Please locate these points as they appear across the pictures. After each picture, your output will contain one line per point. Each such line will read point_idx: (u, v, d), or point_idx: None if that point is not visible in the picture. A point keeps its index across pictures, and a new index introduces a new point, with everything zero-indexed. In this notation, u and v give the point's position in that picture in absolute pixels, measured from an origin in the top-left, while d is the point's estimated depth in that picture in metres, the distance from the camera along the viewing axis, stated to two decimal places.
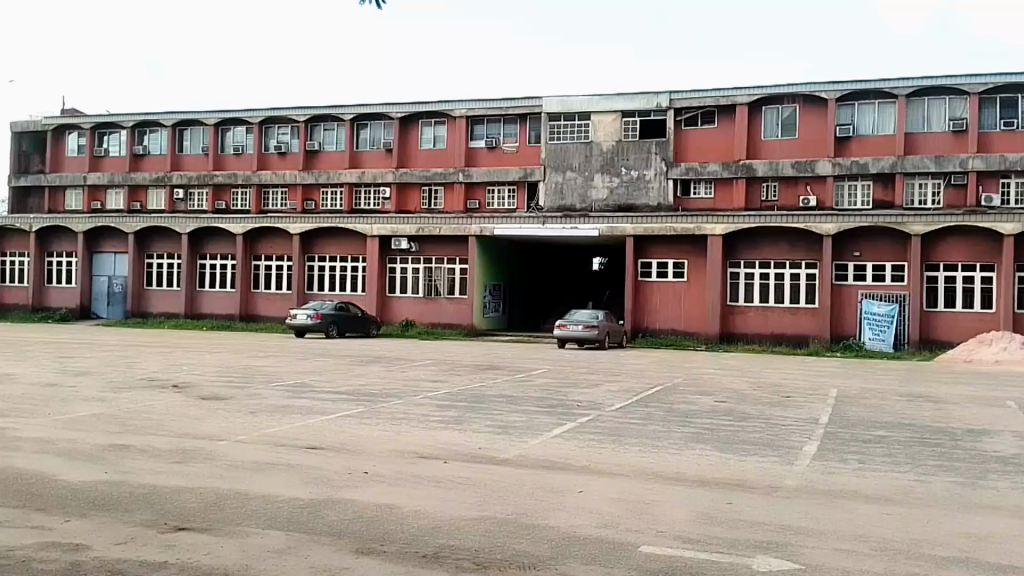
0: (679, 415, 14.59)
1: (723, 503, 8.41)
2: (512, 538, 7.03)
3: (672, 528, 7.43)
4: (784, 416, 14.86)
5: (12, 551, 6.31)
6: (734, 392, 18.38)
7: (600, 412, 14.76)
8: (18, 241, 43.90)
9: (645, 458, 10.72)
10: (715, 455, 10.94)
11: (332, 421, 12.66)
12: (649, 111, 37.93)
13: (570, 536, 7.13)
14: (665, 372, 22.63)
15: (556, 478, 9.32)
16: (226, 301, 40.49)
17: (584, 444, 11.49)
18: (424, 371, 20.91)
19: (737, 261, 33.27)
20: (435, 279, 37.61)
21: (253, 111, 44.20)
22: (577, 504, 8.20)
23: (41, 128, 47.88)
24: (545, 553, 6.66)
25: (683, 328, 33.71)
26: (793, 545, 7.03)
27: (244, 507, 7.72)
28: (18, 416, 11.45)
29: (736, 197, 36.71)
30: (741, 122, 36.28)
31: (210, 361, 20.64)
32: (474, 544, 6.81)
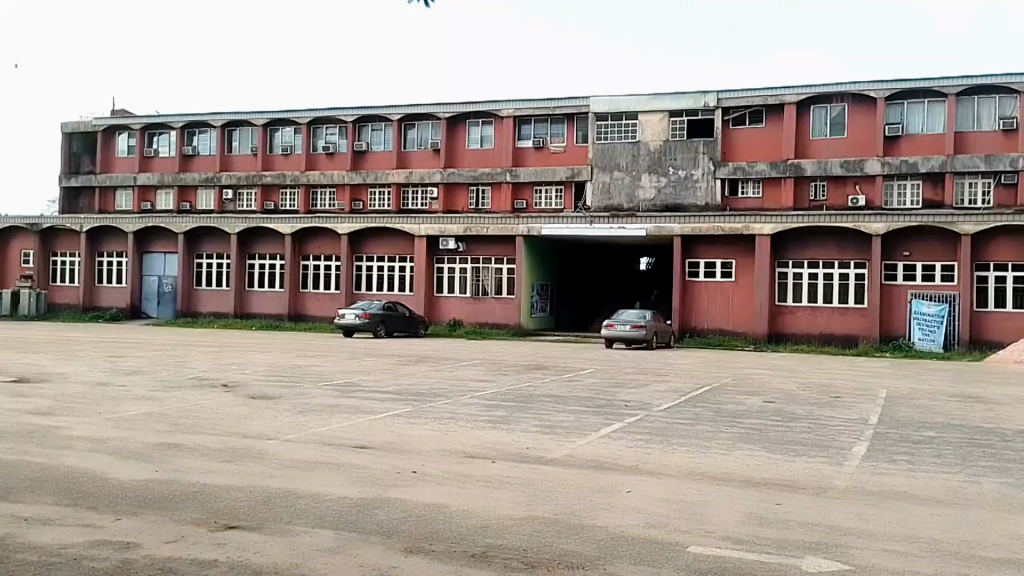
0: (727, 415, 14.34)
1: (774, 504, 8.19)
2: (559, 537, 6.88)
3: (721, 529, 7.23)
4: (834, 417, 14.54)
5: (63, 549, 6.32)
6: (783, 392, 18.05)
7: (648, 412, 14.56)
8: (70, 241, 44.77)
9: (692, 458, 10.52)
10: (768, 456, 10.70)
11: (380, 420, 12.62)
12: (696, 111, 37.42)
13: (620, 536, 6.96)
14: (714, 373, 22.34)
15: (601, 478, 9.16)
16: (274, 301, 40.94)
17: (632, 444, 11.32)
18: (471, 371, 20.83)
19: (785, 261, 32.70)
20: (482, 279, 37.57)
21: (301, 112, 44.57)
22: (624, 504, 8.03)
23: (92, 129, 48.72)
24: (592, 552, 6.51)
25: (731, 328, 33.23)
26: (850, 547, 6.79)
27: (294, 506, 7.68)
28: (69, 414, 11.55)
29: (785, 197, 36.21)
30: (789, 121, 35.69)
31: (257, 361, 20.77)
32: (521, 544, 6.68)
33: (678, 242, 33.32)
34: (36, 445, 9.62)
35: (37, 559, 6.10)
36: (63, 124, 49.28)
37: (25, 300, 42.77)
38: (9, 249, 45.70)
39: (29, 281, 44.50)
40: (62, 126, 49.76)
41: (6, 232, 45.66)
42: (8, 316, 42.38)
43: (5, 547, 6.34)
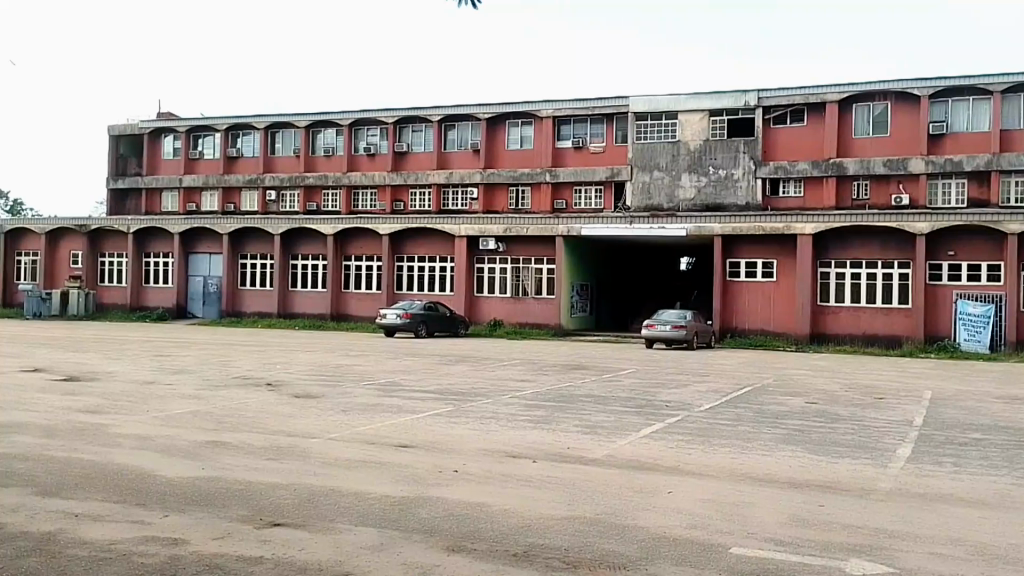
0: (769, 416, 14.17)
1: (816, 505, 8.08)
2: (600, 537, 6.86)
3: (764, 530, 7.14)
4: (879, 418, 14.33)
5: (114, 545, 6.43)
6: (827, 393, 17.83)
7: (689, 412, 14.48)
8: (118, 242, 45.60)
9: (734, 458, 10.43)
10: (812, 457, 10.58)
11: (420, 420, 12.65)
12: (737, 109, 37.05)
13: (662, 536, 6.92)
14: (756, 373, 22.12)
15: (641, 478, 9.12)
16: (316, 301, 41.31)
17: (673, 445, 11.23)
18: (511, 371, 20.83)
19: (827, 261, 32.27)
20: (522, 280, 37.56)
21: (342, 114, 44.96)
22: (666, 504, 7.99)
23: (139, 132, 49.57)
24: (633, 552, 6.48)
25: (773, 329, 32.90)
26: (894, 548, 6.69)
27: (337, 504, 7.73)
28: (116, 412, 11.77)
29: (827, 196, 35.78)
30: (832, 119, 35.16)
31: (300, 360, 20.96)
32: (564, 544, 6.65)
33: (719, 242, 33.06)
34: (86, 442, 9.80)
35: (88, 554, 6.22)
36: (110, 127, 50.17)
37: (74, 300, 43.72)
38: (59, 249, 46.70)
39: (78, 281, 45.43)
40: (109, 129, 50.67)
41: (57, 234, 46.67)
42: (57, 315, 43.42)
43: (57, 541, 6.46)
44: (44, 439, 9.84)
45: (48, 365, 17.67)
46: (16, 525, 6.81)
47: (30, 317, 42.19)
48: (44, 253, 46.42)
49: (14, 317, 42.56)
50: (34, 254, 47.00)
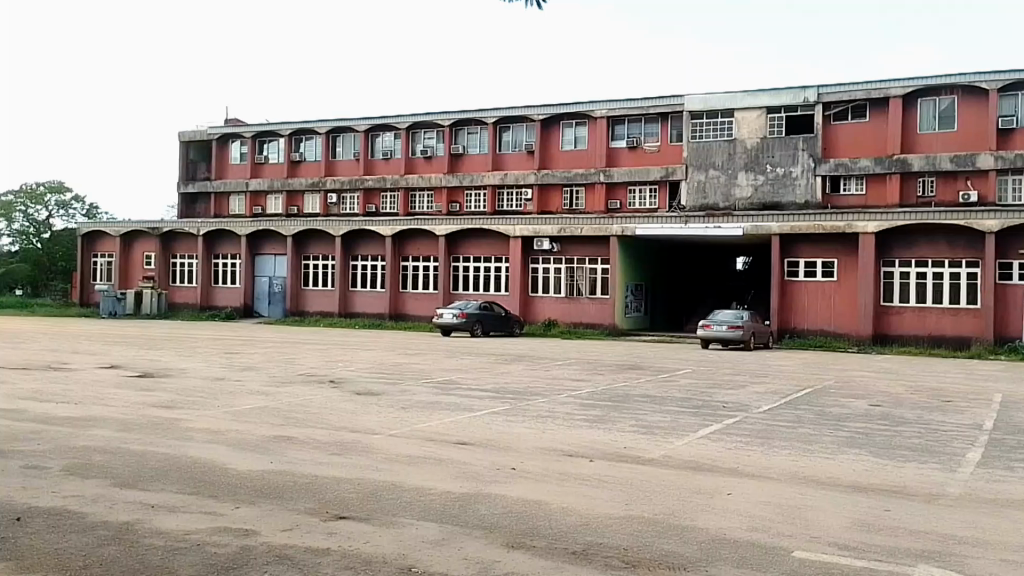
0: (831, 418, 14.09)
1: (881, 510, 8.10)
2: (660, 538, 6.98)
3: (827, 534, 7.20)
4: (946, 421, 14.14)
5: (187, 535, 6.74)
6: (891, 395, 17.60)
7: (748, 414, 14.49)
8: (186, 244, 46.97)
9: (796, 461, 10.44)
10: (876, 461, 10.56)
11: (478, 418, 12.87)
12: (795, 107, 36.54)
13: (722, 538, 7.03)
14: (815, 374, 21.93)
15: (701, 479, 9.22)
16: (376, 301, 41.89)
17: (732, 446, 11.27)
18: (566, 371, 20.94)
19: (891, 260, 31.77)
20: (576, 280, 37.63)
21: (400, 118, 45.73)
22: (727, 506, 8.09)
23: (207, 137, 50.95)
24: (695, 554, 6.60)
25: (834, 329, 32.53)
26: (962, 555, 6.70)
27: (399, 498, 7.99)
28: (188, 407, 12.23)
29: (890, 193, 35.27)
30: (895, 115, 34.58)
31: (362, 359, 21.35)
32: (622, 543, 6.80)
33: (778, 241, 32.83)
34: (160, 435, 10.22)
35: (164, 543, 6.54)
36: (181, 133, 51.56)
37: (146, 300, 45.04)
38: (134, 253, 48.19)
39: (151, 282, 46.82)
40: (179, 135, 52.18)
41: (130, 236, 48.17)
42: (132, 314, 44.89)
43: (136, 531, 6.80)
44: (121, 433, 10.27)
45: (122, 361, 18.33)
46: (98, 514, 7.18)
47: (105, 316, 43.69)
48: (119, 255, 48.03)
49: (88, 317, 43.87)
50: (110, 257, 48.54)
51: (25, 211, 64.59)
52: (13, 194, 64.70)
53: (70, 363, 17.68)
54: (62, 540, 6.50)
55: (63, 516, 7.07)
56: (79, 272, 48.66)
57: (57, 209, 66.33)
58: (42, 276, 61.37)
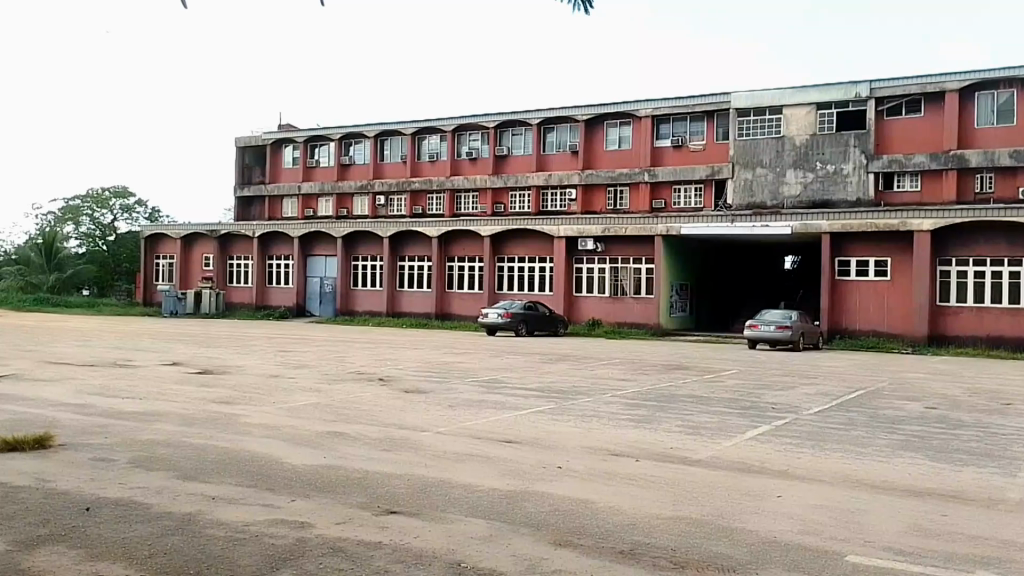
0: (885, 421, 14.05)
1: (939, 515, 8.15)
2: (709, 540, 7.12)
3: (882, 539, 7.27)
4: (1005, 425, 14.00)
5: (248, 526, 7.06)
6: (948, 398, 17.42)
7: (797, 415, 14.52)
8: (243, 245, 47.89)
9: (849, 464, 10.51)
10: (929, 464, 10.58)
11: (526, 417, 13.09)
12: (847, 102, 36.11)
13: (772, 541, 7.15)
14: (867, 376, 21.77)
15: (751, 481, 9.34)
16: (423, 301, 42.35)
17: (780, 448, 11.35)
18: (612, 370, 21.09)
19: (947, 258, 31.27)
20: (621, 279, 37.65)
21: (446, 120, 46.39)
22: (775, 508, 8.22)
23: (262, 142, 52.25)
24: (745, 557, 6.71)
25: (887, 330, 32.21)
26: (1018, 561, 6.76)
27: (449, 494, 8.27)
28: (246, 403, 12.65)
29: (947, 190, 34.78)
30: (951, 110, 33.99)
31: (411, 357, 21.71)
32: (670, 544, 6.96)
33: (827, 240, 32.67)
34: (218, 430, 10.61)
35: (224, 534, 6.85)
36: (237, 138, 52.95)
37: (206, 300, 46.35)
38: (193, 253, 49.53)
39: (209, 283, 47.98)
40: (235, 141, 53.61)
41: (190, 238, 49.56)
42: (191, 314, 46.17)
43: (198, 521, 7.13)
44: (183, 427, 10.69)
45: (184, 358, 18.95)
46: (162, 505, 7.54)
47: (167, 315, 45.06)
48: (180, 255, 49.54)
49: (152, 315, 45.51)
50: (171, 258, 50.10)
51: (90, 215, 65.19)
52: (79, 200, 65.38)
53: (134, 360, 18.33)
54: (130, 529, 6.85)
55: (130, 507, 7.44)
56: (142, 272, 50.35)
57: (122, 214, 66.83)
58: (108, 278, 63.33)
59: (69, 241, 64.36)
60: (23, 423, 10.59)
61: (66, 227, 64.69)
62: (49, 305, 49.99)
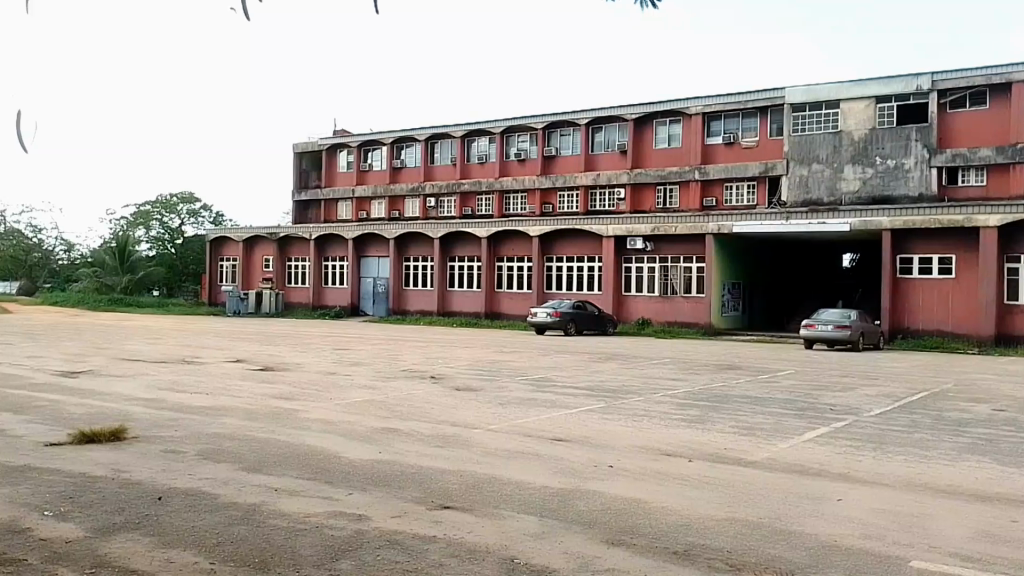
0: (949, 424, 14.02)
1: (1003, 520, 8.15)
2: (765, 541, 7.22)
3: (944, 544, 7.26)
4: None
5: (308, 518, 7.42)
6: (1015, 400, 17.26)
7: (857, 417, 14.54)
8: (300, 247, 48.90)
9: (910, 467, 10.58)
10: (988, 468, 10.57)
11: (579, 416, 13.33)
12: (908, 95, 35.40)
13: (830, 543, 7.23)
14: (928, 377, 21.59)
15: (809, 484, 9.47)
16: (474, 301, 42.75)
17: (838, 451, 11.45)
18: (667, 370, 21.25)
19: (1016, 255, 30.74)
20: (671, 279, 37.61)
21: (496, 121, 46.98)
22: (833, 511, 8.31)
23: (318, 147, 53.56)
24: (803, 559, 6.76)
25: (951, 330, 31.79)
26: None
27: (501, 491, 8.57)
28: (305, 399, 13.10)
29: (1013, 184, 33.99)
30: (1018, 101, 33.27)
31: (464, 356, 22.10)
32: (723, 545, 7.07)
33: (889, 236, 32.18)
34: (279, 424, 11.06)
35: (287, 525, 7.21)
36: (294, 145, 54.39)
37: (266, 300, 47.55)
38: (253, 255, 50.84)
39: (268, 283, 49.17)
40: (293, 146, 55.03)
41: (251, 241, 50.87)
42: (252, 314, 47.40)
43: (262, 512, 7.52)
44: (247, 421, 11.16)
45: (246, 356, 19.59)
46: (229, 496, 7.95)
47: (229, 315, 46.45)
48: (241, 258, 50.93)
49: (217, 314, 47.11)
50: (234, 260, 51.46)
51: (160, 219, 66.47)
52: (149, 204, 66.66)
53: (201, 357, 19.03)
54: (198, 518, 7.26)
55: (199, 497, 7.87)
56: (207, 274, 52.10)
57: (189, 218, 67.89)
58: (176, 278, 65.46)
59: (140, 245, 65.61)
60: (98, 416, 11.18)
61: (137, 231, 66.13)
62: (120, 305, 51.75)
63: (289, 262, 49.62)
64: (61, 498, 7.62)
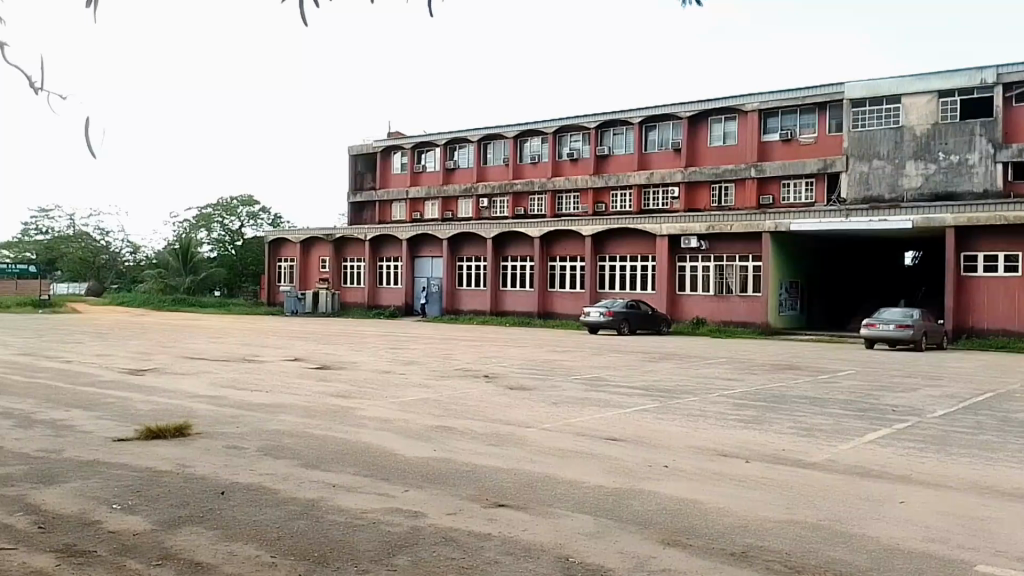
0: (1015, 426, 13.74)
1: None
2: (826, 544, 7.17)
3: (1010, 548, 7.15)
4: None
5: (365, 514, 7.58)
6: None
7: (919, 418, 14.31)
8: (356, 248, 49.56)
9: (974, 469, 10.40)
10: None
11: (633, 415, 13.35)
12: (972, 89, 34.54)
13: (892, 546, 7.15)
14: (994, 377, 21.15)
15: (868, 485, 9.38)
16: (527, 300, 42.84)
17: (900, 453, 11.29)
18: (723, 369, 21.12)
19: None
20: (727, 278, 37.26)
21: (549, 122, 47.10)
22: (896, 514, 8.23)
23: (372, 150, 54.29)
24: (864, 563, 6.72)
25: (1017, 329, 31.05)
26: None
27: (555, 490, 8.66)
28: (362, 397, 13.33)
29: None
30: None
31: (517, 355, 22.20)
32: (783, 547, 7.05)
33: (953, 234, 31.43)
34: (336, 422, 11.28)
35: (344, 520, 7.38)
36: (350, 147, 55.24)
37: (323, 300, 48.27)
38: (310, 256, 51.62)
39: (325, 283, 49.89)
40: (348, 149, 55.85)
41: (308, 242, 51.68)
42: (309, 313, 48.19)
43: (320, 507, 7.70)
44: (304, 418, 11.40)
45: (303, 355, 19.94)
46: (289, 491, 8.17)
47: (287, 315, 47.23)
48: (299, 259, 51.80)
49: (275, 314, 47.98)
50: (291, 261, 52.34)
51: (222, 221, 67.82)
52: (210, 208, 68.02)
53: (260, 356, 19.44)
54: (259, 513, 7.46)
55: (259, 492, 8.09)
56: (266, 274, 53.08)
57: (249, 220, 69.07)
58: (236, 279, 66.61)
59: (202, 247, 67.07)
60: (163, 413, 11.54)
61: (199, 233, 67.62)
62: (182, 305, 52.94)
63: (345, 262, 50.31)
64: (129, 493, 7.89)
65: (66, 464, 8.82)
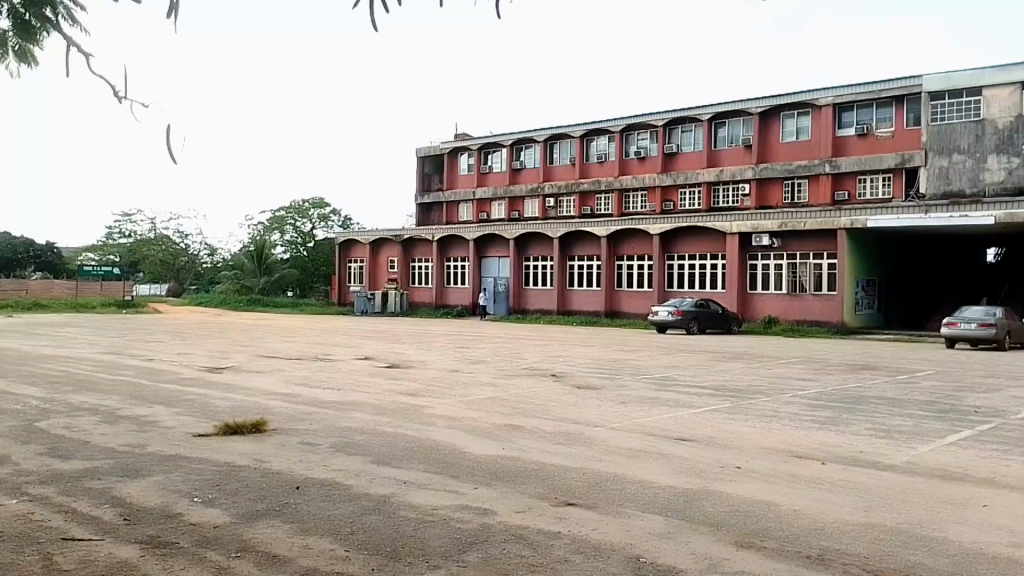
0: None
1: None
2: (905, 548, 7.06)
3: None
4: None
5: (436, 510, 7.72)
6: None
7: (1003, 419, 13.91)
8: (424, 248, 50.12)
9: None
10: None
11: (702, 415, 13.28)
12: None
13: (973, 552, 7.00)
14: None
15: (944, 488, 9.21)
16: (594, 300, 42.74)
17: (983, 455, 10.99)
18: (797, 369, 20.77)
19: None
20: (800, 276, 36.64)
21: (616, 120, 46.98)
22: (976, 517, 8.05)
23: (440, 151, 54.91)
24: (944, 566, 6.61)
25: None
26: None
27: (624, 489, 8.68)
28: (432, 395, 13.51)
29: None
30: None
31: (584, 355, 22.19)
32: (860, 551, 6.96)
33: None
34: (406, 420, 11.47)
35: (416, 516, 7.52)
36: (418, 149, 55.99)
37: (393, 300, 48.95)
38: (379, 257, 52.34)
39: (394, 284, 50.53)
40: (416, 151, 56.62)
41: (378, 243, 52.44)
42: (379, 313, 48.97)
43: (392, 504, 7.87)
44: (375, 416, 11.64)
45: (373, 354, 20.27)
46: (362, 487, 8.36)
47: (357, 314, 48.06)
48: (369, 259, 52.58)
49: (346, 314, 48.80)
50: (361, 262, 53.16)
51: (294, 224, 69.08)
52: (283, 210, 69.29)
53: (331, 355, 19.82)
54: (332, 508, 7.65)
55: (333, 487, 8.29)
56: (337, 275, 54.01)
57: (320, 222, 70.16)
58: (307, 281, 67.96)
59: (275, 248, 68.58)
60: (239, 409, 11.90)
61: (272, 235, 69.03)
62: (256, 305, 54.23)
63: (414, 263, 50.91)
64: (210, 486, 8.17)
65: (149, 459, 9.16)
